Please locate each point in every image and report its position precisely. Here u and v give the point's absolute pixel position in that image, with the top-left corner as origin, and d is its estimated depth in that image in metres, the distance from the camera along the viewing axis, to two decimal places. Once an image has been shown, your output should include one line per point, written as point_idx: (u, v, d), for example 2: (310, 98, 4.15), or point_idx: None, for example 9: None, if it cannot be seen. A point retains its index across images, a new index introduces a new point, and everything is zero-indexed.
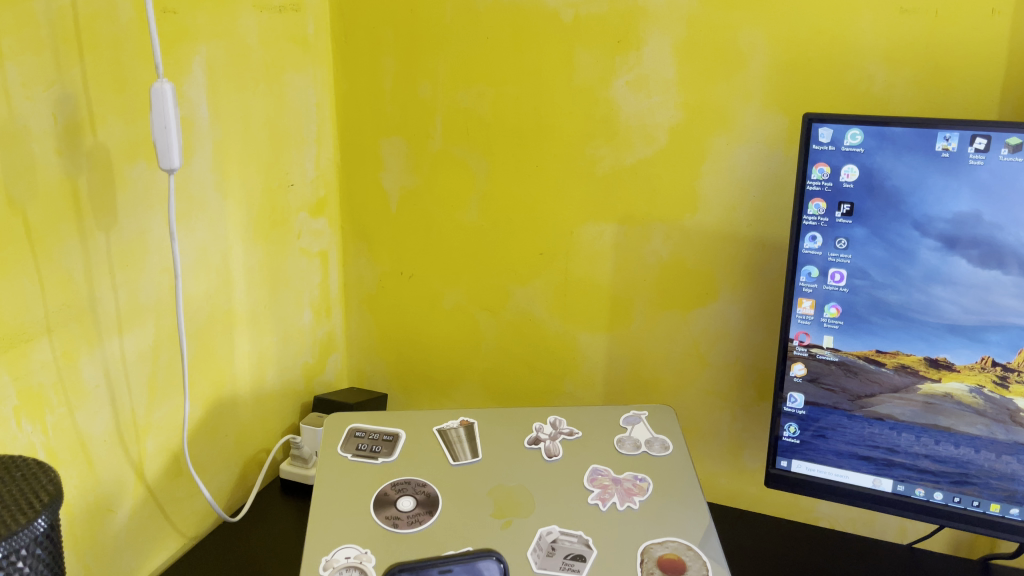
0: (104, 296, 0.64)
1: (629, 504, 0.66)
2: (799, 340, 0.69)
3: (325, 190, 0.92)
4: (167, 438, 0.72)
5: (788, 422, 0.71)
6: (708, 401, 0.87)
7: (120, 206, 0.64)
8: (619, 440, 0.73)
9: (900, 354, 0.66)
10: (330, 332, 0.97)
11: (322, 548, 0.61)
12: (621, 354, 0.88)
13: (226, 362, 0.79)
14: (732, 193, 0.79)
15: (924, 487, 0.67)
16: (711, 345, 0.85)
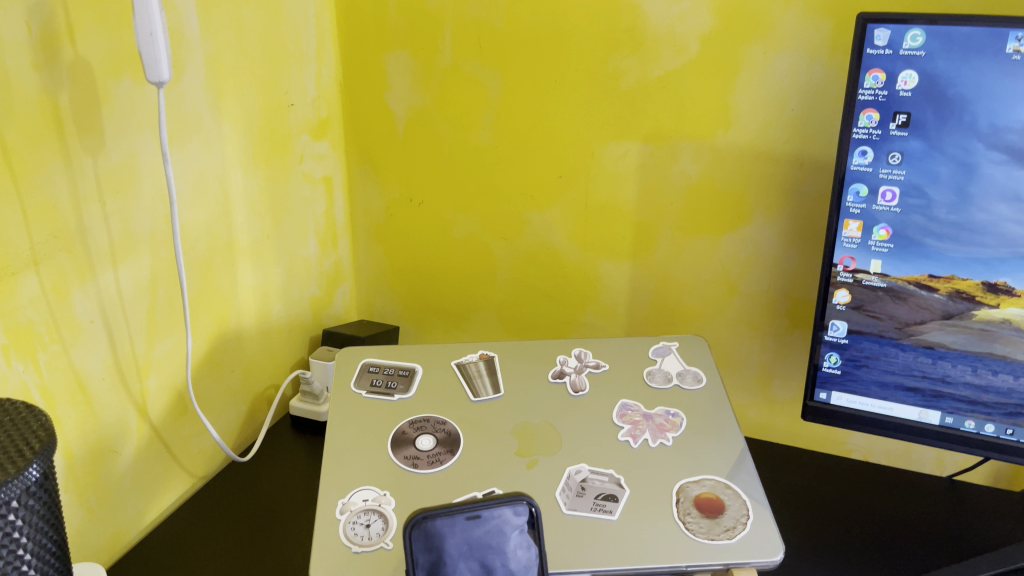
0: (95, 225, 0.59)
1: (661, 440, 0.62)
2: (843, 265, 0.64)
3: (327, 111, 0.86)
4: (170, 376, 0.68)
5: (829, 352, 0.67)
6: (737, 331, 0.83)
7: (107, 126, 0.59)
8: (649, 372, 0.69)
9: (955, 279, 0.61)
10: (338, 263, 0.92)
11: (338, 491, 0.58)
12: (645, 283, 0.84)
13: (228, 295, 0.75)
14: (768, 107, 0.73)
15: (975, 419, 0.64)
16: (743, 272, 0.80)
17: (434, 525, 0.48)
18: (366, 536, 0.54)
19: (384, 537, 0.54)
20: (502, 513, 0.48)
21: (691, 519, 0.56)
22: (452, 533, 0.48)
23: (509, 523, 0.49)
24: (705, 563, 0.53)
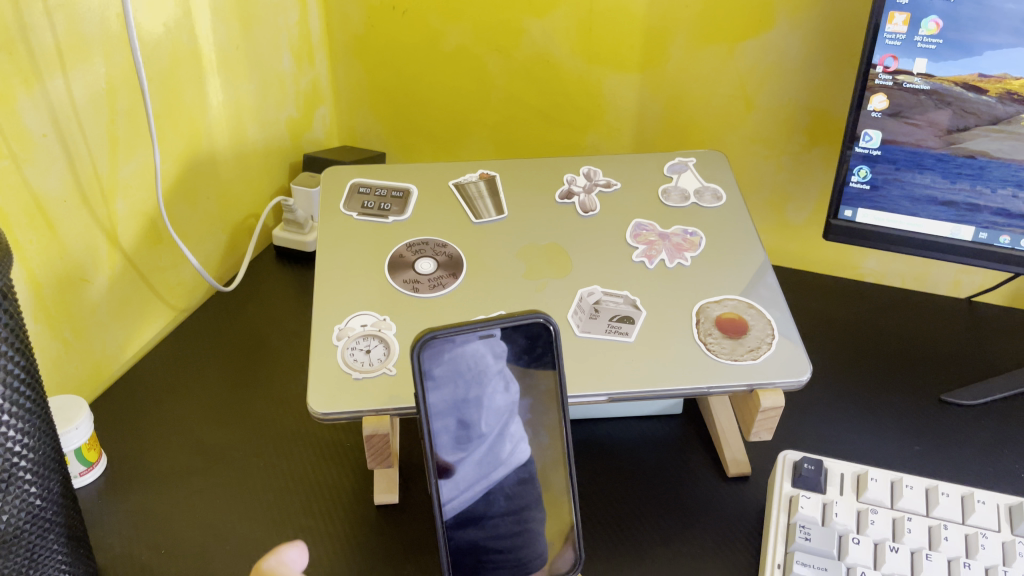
0: (36, 22, 0.50)
1: (679, 261, 0.58)
2: (884, 66, 0.58)
3: None
4: (139, 200, 0.62)
5: (858, 165, 0.62)
6: (752, 150, 0.77)
7: None
8: (664, 190, 0.64)
9: (1007, 78, 0.55)
10: (315, 82, 0.83)
11: (333, 316, 0.54)
12: (654, 98, 0.77)
13: (198, 113, 0.67)
14: None
15: (1010, 234, 0.60)
16: (762, 84, 0.73)
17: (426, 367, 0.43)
18: (367, 362, 0.51)
19: (386, 363, 0.51)
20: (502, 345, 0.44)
21: (712, 340, 0.53)
22: (444, 378, 0.44)
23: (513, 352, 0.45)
24: (726, 385, 0.51)
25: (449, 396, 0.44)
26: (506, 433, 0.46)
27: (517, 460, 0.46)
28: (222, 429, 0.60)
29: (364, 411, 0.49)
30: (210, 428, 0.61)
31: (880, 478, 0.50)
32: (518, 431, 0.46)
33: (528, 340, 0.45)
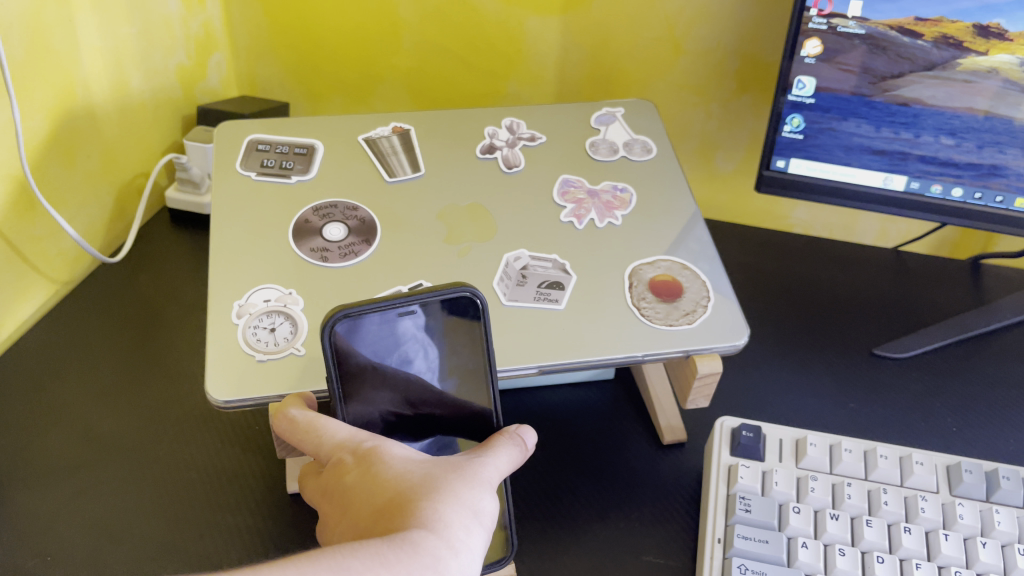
0: None
1: (610, 220, 0.55)
2: (818, 9, 0.54)
3: None
4: (4, 162, 0.55)
5: (791, 115, 0.59)
6: (680, 97, 0.74)
7: None
8: (591, 143, 0.60)
9: (943, 22, 0.52)
10: (207, 25, 0.76)
11: (232, 291, 0.48)
12: (578, 42, 0.73)
13: (70, 61, 0.60)
14: None
15: (942, 183, 0.59)
16: (690, 28, 0.70)
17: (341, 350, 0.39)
18: (272, 342, 0.46)
19: (293, 342, 0.46)
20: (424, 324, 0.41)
21: (646, 305, 0.50)
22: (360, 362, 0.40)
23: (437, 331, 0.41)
24: (663, 351, 0.48)
25: (365, 380, 0.41)
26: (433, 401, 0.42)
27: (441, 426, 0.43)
28: (114, 416, 0.55)
29: (270, 397, 0.44)
30: (101, 415, 0.55)
31: (819, 443, 0.48)
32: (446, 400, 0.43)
33: (456, 315, 0.41)
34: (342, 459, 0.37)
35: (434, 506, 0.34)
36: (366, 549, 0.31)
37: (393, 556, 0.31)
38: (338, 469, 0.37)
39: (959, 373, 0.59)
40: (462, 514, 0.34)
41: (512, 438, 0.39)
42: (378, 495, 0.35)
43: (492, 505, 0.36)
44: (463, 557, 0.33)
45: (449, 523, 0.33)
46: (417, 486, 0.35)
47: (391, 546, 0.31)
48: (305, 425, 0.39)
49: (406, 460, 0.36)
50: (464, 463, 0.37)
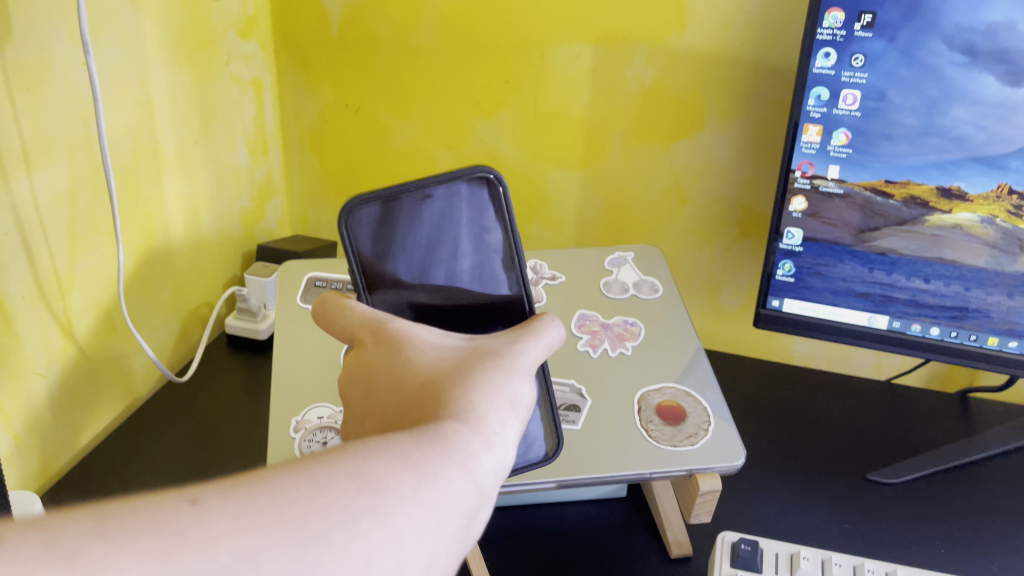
0: (4, 127, 0.52)
1: (621, 350, 0.62)
2: (802, 171, 0.64)
3: (253, 6, 0.78)
4: (96, 292, 0.63)
5: (783, 260, 0.67)
6: (686, 241, 0.82)
7: (10, 12, 0.51)
8: (605, 283, 0.68)
9: (910, 185, 0.61)
10: (269, 174, 0.86)
11: (289, 409, 0.55)
12: (595, 192, 0.82)
13: (156, 207, 0.69)
14: (727, 9, 0.71)
15: (921, 322, 0.65)
16: (694, 181, 0.79)
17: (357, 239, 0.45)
18: None
19: None
20: (444, 207, 0.45)
21: (653, 427, 0.56)
22: (375, 247, 0.45)
23: (462, 214, 0.46)
24: (669, 471, 0.53)
25: (384, 270, 0.46)
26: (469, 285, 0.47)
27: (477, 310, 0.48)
28: None
29: None
30: None
31: (811, 557, 0.53)
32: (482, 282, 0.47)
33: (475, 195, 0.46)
34: (371, 345, 0.40)
35: (468, 389, 0.35)
36: (396, 444, 0.30)
37: (420, 453, 0.30)
38: (365, 349, 0.41)
39: (948, 499, 0.64)
40: (495, 403, 0.35)
41: (539, 334, 0.43)
42: (409, 377, 0.37)
43: (524, 395, 0.38)
44: (493, 453, 0.33)
45: (482, 413, 0.34)
46: (451, 373, 0.37)
47: (420, 442, 0.31)
48: (332, 307, 0.43)
49: (437, 350, 0.39)
50: (494, 354, 0.39)
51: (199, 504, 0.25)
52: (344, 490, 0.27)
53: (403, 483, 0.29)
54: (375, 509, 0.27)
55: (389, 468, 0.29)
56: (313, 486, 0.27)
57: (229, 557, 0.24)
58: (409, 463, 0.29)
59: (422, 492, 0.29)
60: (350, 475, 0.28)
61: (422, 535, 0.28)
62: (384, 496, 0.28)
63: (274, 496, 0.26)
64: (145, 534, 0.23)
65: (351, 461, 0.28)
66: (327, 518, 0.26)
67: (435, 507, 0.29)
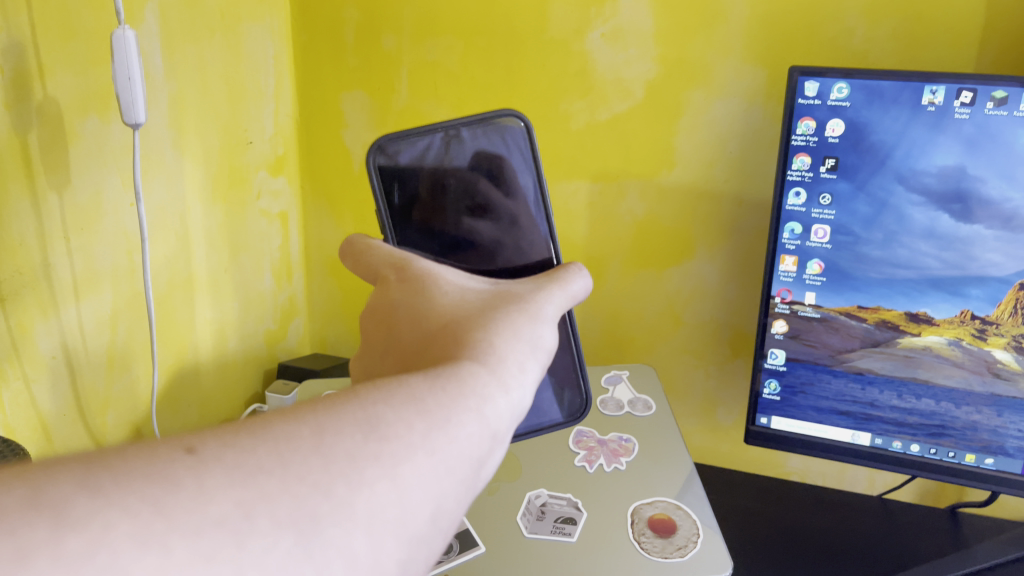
0: (59, 262, 0.59)
1: (616, 465, 0.66)
2: (781, 297, 0.69)
3: (284, 147, 0.87)
4: (129, 410, 0.69)
5: (768, 379, 0.72)
6: (682, 360, 0.87)
7: (72, 162, 0.58)
8: (602, 400, 0.73)
9: (881, 310, 0.66)
10: (292, 297, 0.93)
11: None
12: (595, 314, 0.88)
13: (187, 329, 0.75)
14: (710, 149, 0.78)
15: (901, 439, 0.69)
16: (687, 304, 0.84)
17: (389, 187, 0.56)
18: None
19: None
20: (476, 146, 0.56)
21: (645, 539, 0.58)
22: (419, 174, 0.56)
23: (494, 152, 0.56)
24: None
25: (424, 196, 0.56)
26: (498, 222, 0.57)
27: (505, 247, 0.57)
28: None
29: None
30: None
31: None
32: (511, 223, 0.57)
33: (506, 138, 0.57)
34: (397, 285, 0.42)
35: (489, 332, 0.35)
36: (406, 389, 0.28)
37: (433, 398, 0.28)
38: (388, 291, 0.42)
39: None
40: (517, 347, 0.35)
41: (565, 283, 0.44)
42: (431, 318, 0.37)
43: (545, 338, 0.38)
44: (510, 399, 0.32)
45: (501, 355, 0.33)
46: (472, 318, 0.36)
47: (433, 386, 0.29)
48: (360, 246, 0.47)
49: (461, 296, 0.39)
50: (518, 299, 0.39)
51: (198, 453, 0.23)
52: (349, 438, 0.25)
53: (411, 430, 0.27)
54: (381, 457, 0.25)
55: (398, 416, 0.27)
56: (317, 434, 0.25)
57: (221, 512, 0.22)
58: (419, 411, 0.28)
59: (431, 439, 0.27)
60: (359, 423, 0.26)
61: (429, 482, 0.26)
62: (391, 443, 0.26)
63: (276, 444, 0.24)
64: (136, 486, 0.21)
65: (359, 406, 0.27)
66: (329, 468, 0.24)
67: (443, 455, 0.27)
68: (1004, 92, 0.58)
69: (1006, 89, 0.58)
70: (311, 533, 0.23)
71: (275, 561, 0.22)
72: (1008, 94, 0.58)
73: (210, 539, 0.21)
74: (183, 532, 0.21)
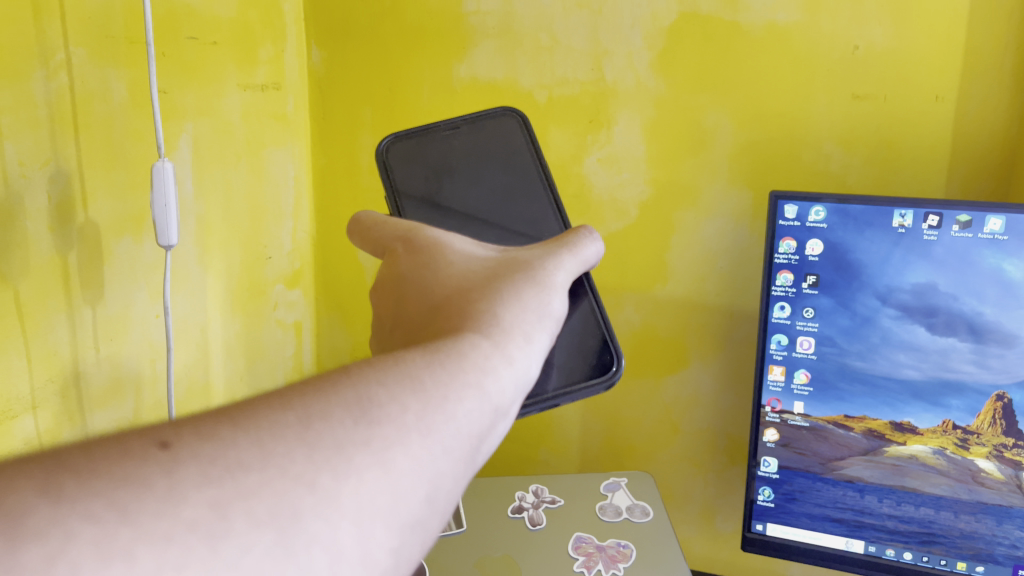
0: (89, 369, 0.60)
1: (614, 570, 0.67)
2: (771, 406, 0.72)
3: (301, 262, 0.92)
4: None
5: (762, 485, 0.74)
6: (681, 467, 0.89)
7: (106, 280, 0.61)
8: (601, 507, 0.75)
9: (867, 419, 0.69)
10: None
11: None
12: (596, 422, 0.90)
13: None
14: (701, 265, 0.83)
15: (894, 547, 0.70)
16: (684, 412, 0.87)
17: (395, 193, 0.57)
18: None
19: None
20: (464, 138, 0.60)
21: None
22: (413, 166, 0.59)
23: (482, 140, 0.60)
24: None
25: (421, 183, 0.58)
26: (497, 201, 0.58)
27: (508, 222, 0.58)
28: None
29: None
30: None
31: None
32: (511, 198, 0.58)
33: (503, 130, 0.60)
34: (404, 255, 0.39)
35: (495, 303, 0.32)
36: (400, 365, 0.25)
37: (431, 376, 0.25)
38: (396, 262, 0.39)
39: None
40: (522, 318, 0.32)
41: (574, 247, 0.42)
42: (434, 289, 0.34)
43: (556, 305, 0.35)
44: (517, 375, 0.29)
45: (506, 328, 0.30)
46: (477, 288, 0.33)
47: (431, 362, 0.26)
48: (367, 224, 0.44)
49: (466, 263, 0.36)
50: (527, 264, 0.37)
51: (172, 450, 0.19)
52: (338, 424, 0.22)
53: (407, 411, 0.24)
54: (370, 445, 0.22)
55: (393, 394, 0.24)
56: (304, 423, 0.22)
57: (195, 514, 0.18)
58: (411, 389, 0.24)
59: (428, 422, 0.24)
60: (349, 407, 0.23)
61: (427, 466, 0.23)
62: (386, 426, 0.23)
63: (257, 434, 0.21)
64: (103, 488, 0.17)
65: (350, 388, 0.23)
66: (314, 460, 0.21)
67: (441, 434, 0.24)
68: (967, 216, 0.63)
69: (970, 213, 0.63)
70: (292, 532, 0.19)
71: (251, 565, 0.18)
72: (971, 218, 0.63)
73: (182, 550, 0.17)
74: (149, 539, 0.17)
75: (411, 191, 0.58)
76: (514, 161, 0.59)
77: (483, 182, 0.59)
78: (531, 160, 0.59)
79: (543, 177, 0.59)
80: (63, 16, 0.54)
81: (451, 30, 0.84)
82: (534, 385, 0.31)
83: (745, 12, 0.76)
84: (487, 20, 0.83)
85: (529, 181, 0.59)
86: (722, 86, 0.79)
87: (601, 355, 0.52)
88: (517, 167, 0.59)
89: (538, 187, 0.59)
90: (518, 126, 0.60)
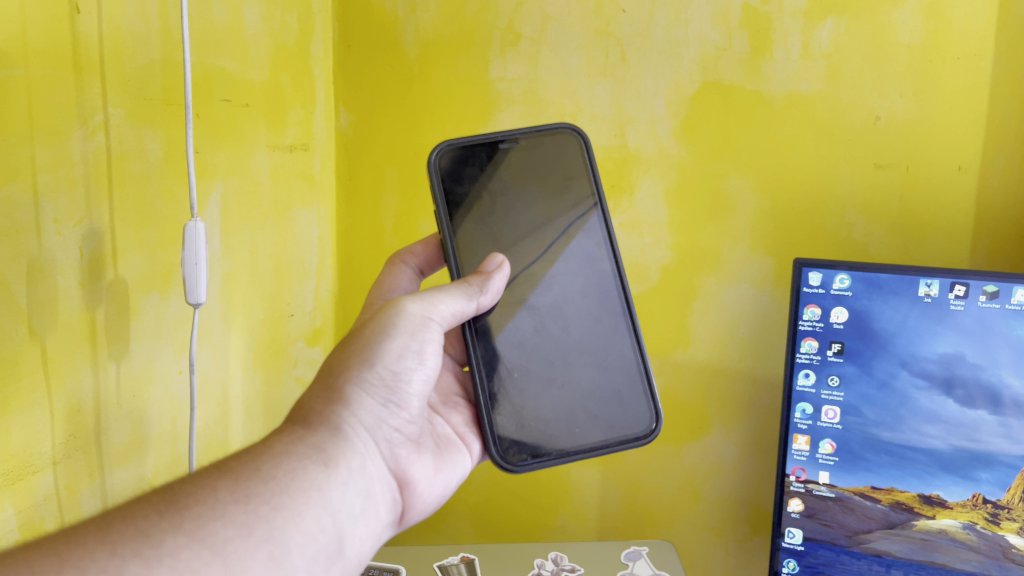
0: (112, 426, 0.59)
1: None
2: (796, 475, 0.71)
3: (322, 320, 0.93)
4: None
5: (786, 557, 0.72)
6: (702, 536, 0.88)
7: (132, 337, 0.61)
8: None
9: (895, 491, 0.68)
10: None
11: None
12: (614, 489, 0.89)
13: None
14: (723, 330, 0.83)
15: None
16: (705, 480, 0.86)
17: (449, 200, 0.56)
18: None
19: None
20: (525, 154, 0.59)
21: None
22: (472, 177, 0.57)
23: (542, 158, 0.59)
24: None
25: (477, 198, 0.56)
26: (553, 226, 0.58)
27: (563, 248, 0.57)
28: None
29: None
30: None
31: None
32: (567, 225, 0.58)
33: (562, 149, 0.59)
34: None
35: (317, 392, 0.41)
36: (218, 465, 0.35)
37: (240, 464, 0.35)
38: None
39: None
40: (336, 394, 0.41)
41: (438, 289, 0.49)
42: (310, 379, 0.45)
43: (385, 366, 0.43)
44: (329, 442, 0.39)
45: (316, 412, 0.40)
46: (318, 380, 0.43)
47: (245, 456, 0.36)
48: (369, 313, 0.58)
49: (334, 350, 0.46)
50: (362, 334, 0.45)
51: None
52: (145, 516, 0.31)
53: (216, 492, 0.33)
54: (182, 526, 0.31)
55: (202, 486, 0.33)
56: (104, 529, 0.30)
57: None
58: (226, 478, 0.34)
59: (237, 494, 0.34)
60: (155, 506, 0.31)
61: (249, 526, 0.33)
62: (196, 509, 0.32)
63: (56, 547, 0.28)
64: None
65: (160, 491, 0.33)
66: (119, 552, 0.29)
67: (257, 499, 0.34)
68: (994, 287, 0.64)
69: (996, 283, 0.64)
70: None
71: None
72: (998, 288, 0.64)
73: None
74: None
75: (465, 205, 0.56)
76: (573, 186, 0.59)
77: (535, 204, 0.58)
78: (588, 187, 0.59)
79: (597, 205, 0.59)
80: (103, 77, 0.55)
81: (477, 95, 0.86)
82: (358, 439, 0.40)
83: (768, 83, 0.78)
84: (512, 87, 0.85)
85: (584, 208, 0.59)
86: (744, 154, 0.80)
87: (643, 414, 0.56)
88: (574, 192, 0.59)
89: (593, 216, 0.59)
90: (579, 148, 0.59)
